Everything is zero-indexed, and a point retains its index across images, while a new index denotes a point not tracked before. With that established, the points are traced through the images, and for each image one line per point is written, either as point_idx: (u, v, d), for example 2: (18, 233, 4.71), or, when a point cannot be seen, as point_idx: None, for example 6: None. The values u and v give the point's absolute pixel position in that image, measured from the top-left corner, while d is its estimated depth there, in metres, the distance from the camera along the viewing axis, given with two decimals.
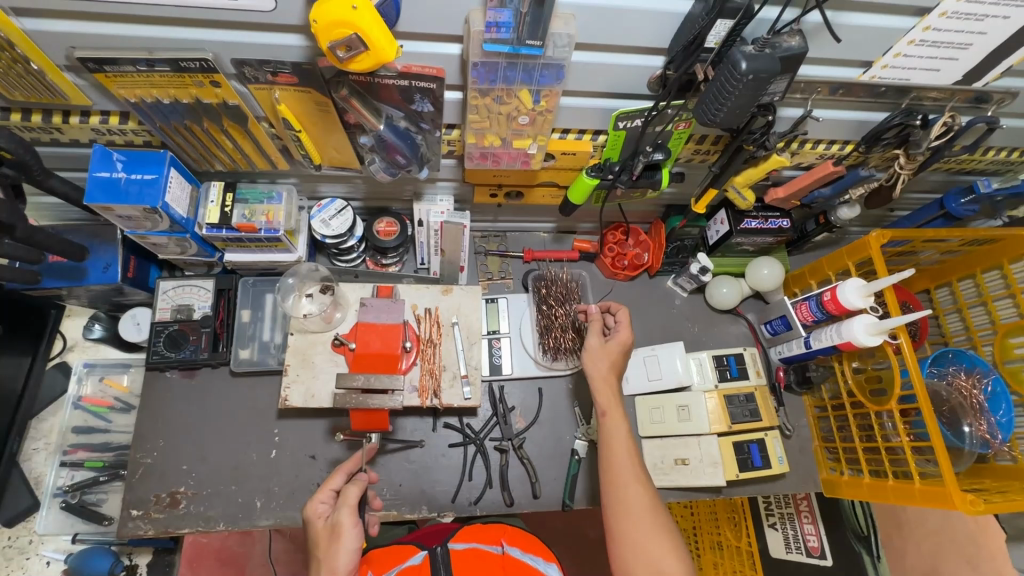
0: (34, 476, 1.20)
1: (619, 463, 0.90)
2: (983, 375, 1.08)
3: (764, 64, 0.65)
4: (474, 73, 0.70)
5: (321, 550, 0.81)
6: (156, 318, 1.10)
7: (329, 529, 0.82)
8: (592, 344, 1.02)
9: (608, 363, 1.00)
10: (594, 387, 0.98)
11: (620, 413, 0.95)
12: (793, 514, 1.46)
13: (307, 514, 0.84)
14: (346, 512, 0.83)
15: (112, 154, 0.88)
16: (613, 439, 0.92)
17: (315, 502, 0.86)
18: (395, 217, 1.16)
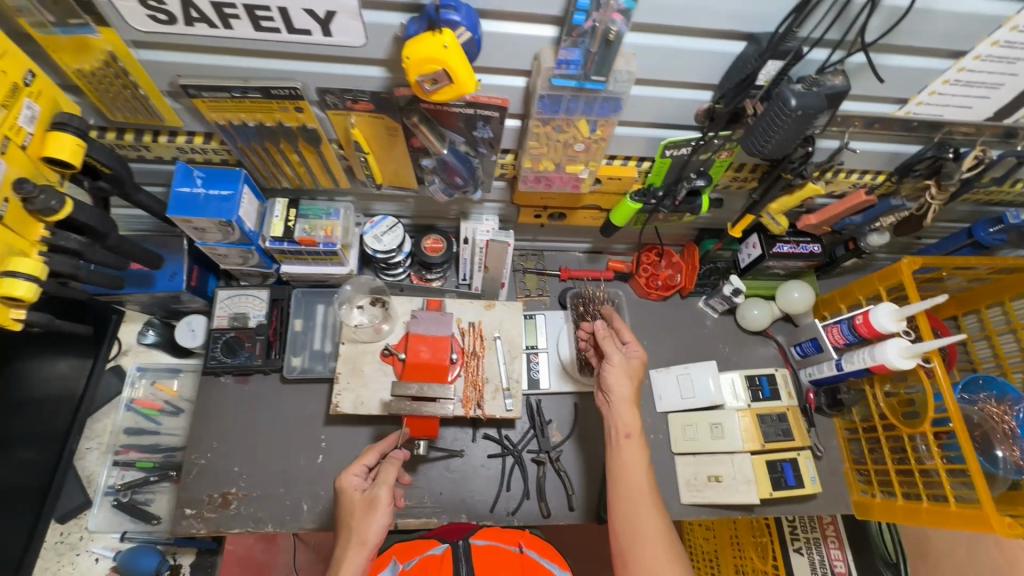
0: (86, 475, 1.25)
1: (638, 490, 0.86)
2: (1014, 403, 1.11)
3: (812, 101, 0.70)
4: (540, 104, 0.76)
5: (354, 518, 0.88)
6: (214, 325, 1.16)
7: (365, 502, 0.89)
8: (615, 358, 0.97)
9: (631, 381, 0.97)
10: (616, 406, 0.94)
11: (643, 437, 0.92)
12: (820, 539, 1.51)
13: (342, 484, 0.92)
14: (383, 488, 0.90)
15: (192, 171, 0.94)
16: (630, 464, 0.89)
17: (351, 475, 0.93)
18: (441, 235, 1.22)
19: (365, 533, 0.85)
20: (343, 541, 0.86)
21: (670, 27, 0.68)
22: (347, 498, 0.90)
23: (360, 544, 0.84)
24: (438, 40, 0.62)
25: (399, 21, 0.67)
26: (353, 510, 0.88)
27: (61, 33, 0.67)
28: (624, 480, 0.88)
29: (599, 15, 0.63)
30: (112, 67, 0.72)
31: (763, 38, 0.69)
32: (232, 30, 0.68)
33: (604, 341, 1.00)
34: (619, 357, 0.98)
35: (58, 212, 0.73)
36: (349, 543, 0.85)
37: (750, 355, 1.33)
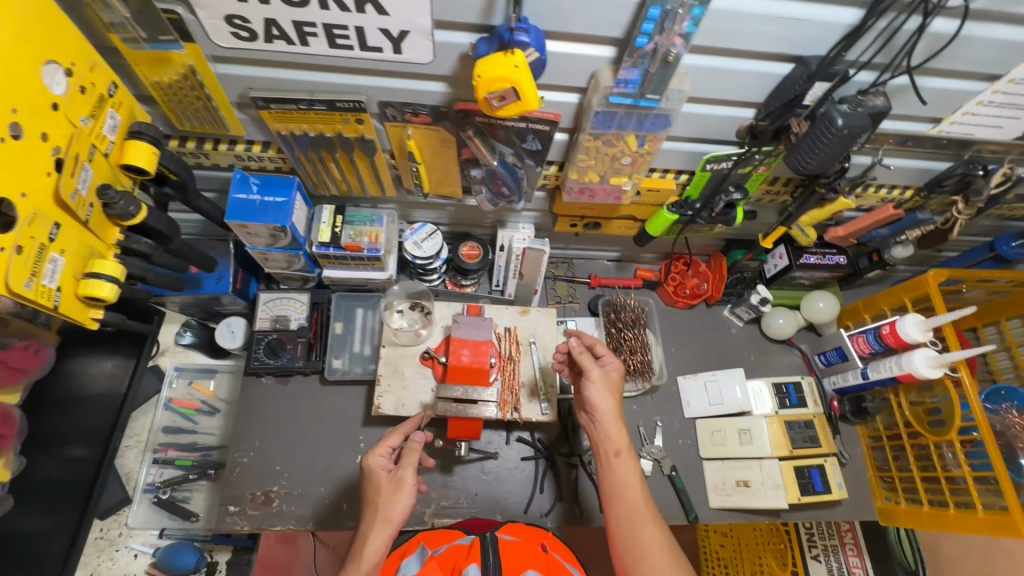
0: (125, 472, 1.28)
1: (636, 508, 0.86)
2: None
3: (858, 122, 0.74)
4: (594, 120, 0.80)
5: (381, 497, 0.90)
6: (257, 327, 1.18)
7: (392, 483, 0.92)
8: (596, 374, 0.93)
9: (613, 396, 0.93)
10: (603, 424, 0.91)
11: (632, 451, 0.90)
12: (838, 547, 1.52)
13: (368, 463, 0.94)
14: (409, 470, 0.93)
15: (248, 178, 0.98)
16: (624, 484, 0.88)
17: (377, 453, 0.95)
18: (478, 242, 1.25)
19: (390, 512, 0.89)
20: (367, 518, 0.89)
21: (722, 49, 0.72)
22: (371, 478, 0.93)
23: (386, 522, 0.88)
24: (509, 60, 0.66)
25: (468, 41, 0.71)
26: (380, 489, 0.91)
27: (150, 48, 0.70)
28: (621, 499, 0.87)
29: (661, 38, 0.67)
30: (190, 80, 0.76)
31: (811, 60, 0.73)
32: (308, 47, 0.72)
33: (579, 356, 0.95)
34: (600, 372, 0.93)
35: (135, 217, 0.76)
36: (373, 520, 0.88)
37: (775, 363, 1.36)
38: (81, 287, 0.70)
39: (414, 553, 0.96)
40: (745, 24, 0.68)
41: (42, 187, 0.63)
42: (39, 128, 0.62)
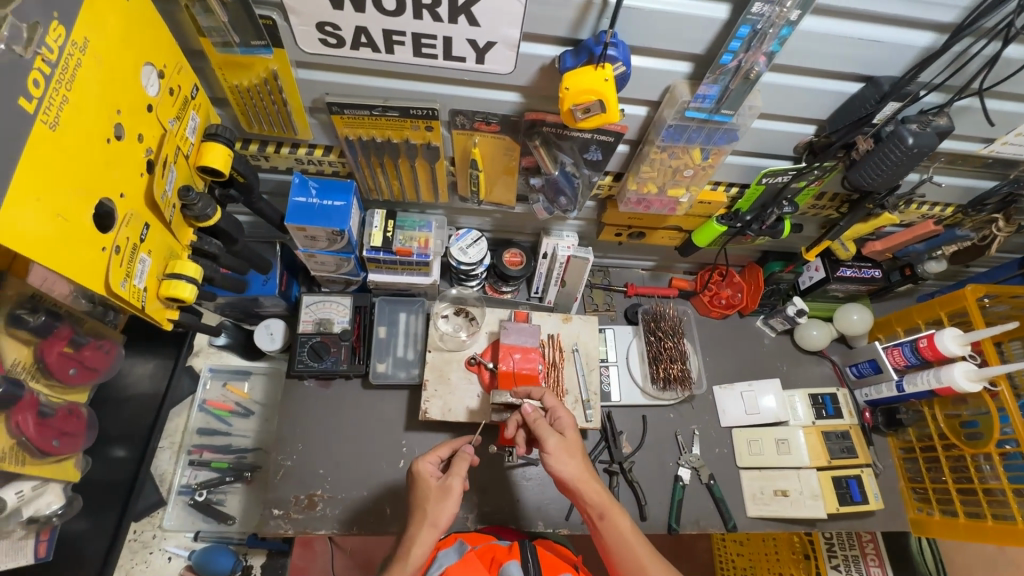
0: (159, 473, 1.27)
1: (640, 562, 0.80)
2: None
3: (926, 141, 0.77)
4: (665, 133, 0.82)
5: (428, 502, 0.86)
6: (300, 330, 1.17)
7: (439, 490, 0.87)
8: (550, 444, 0.86)
9: (577, 459, 0.86)
10: (576, 491, 0.84)
11: (617, 506, 0.84)
12: (859, 556, 1.47)
13: (416, 467, 0.91)
14: (458, 478, 0.88)
15: (307, 181, 0.98)
16: (624, 543, 0.82)
17: (425, 462, 0.92)
18: (520, 249, 1.25)
19: (437, 519, 0.84)
20: (415, 521, 0.85)
21: (798, 67, 0.75)
22: (421, 483, 0.89)
23: (433, 526, 0.84)
24: (600, 73, 0.67)
25: (552, 53, 0.73)
26: (429, 494, 0.87)
27: (240, 52, 0.71)
28: (622, 557, 0.81)
29: (746, 56, 0.68)
30: (270, 85, 0.77)
31: (883, 81, 0.75)
32: (393, 56, 0.73)
33: (535, 428, 0.88)
34: (555, 441, 0.86)
35: (210, 219, 0.77)
36: (421, 524, 0.84)
37: (810, 373, 1.36)
38: (163, 287, 0.72)
39: (451, 546, 0.93)
40: (824, 45, 0.70)
41: (136, 188, 0.65)
42: (137, 130, 0.63)
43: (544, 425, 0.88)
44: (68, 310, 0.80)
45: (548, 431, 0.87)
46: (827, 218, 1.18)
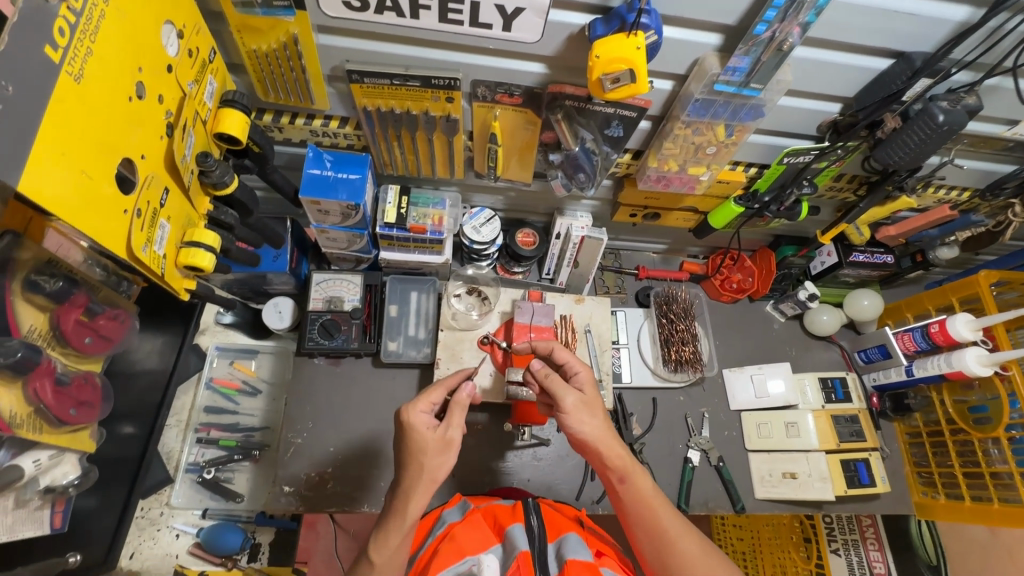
0: (166, 451, 1.27)
1: (659, 523, 0.78)
2: None
3: (957, 118, 0.76)
4: (691, 108, 0.81)
5: (427, 457, 0.78)
6: (310, 308, 1.15)
7: (439, 443, 0.79)
8: (570, 403, 0.83)
9: (598, 417, 0.84)
10: (596, 451, 0.82)
11: (638, 467, 0.82)
12: (858, 541, 1.50)
13: (407, 415, 0.80)
14: (459, 430, 0.81)
15: (322, 154, 0.97)
16: (643, 503, 0.80)
17: (415, 408, 0.81)
18: (533, 229, 1.23)
19: (436, 473, 0.78)
20: (407, 474, 0.77)
21: (832, 42, 0.74)
22: (413, 433, 0.79)
23: (431, 480, 0.77)
24: (632, 42, 0.65)
25: (582, 22, 0.71)
26: (425, 448, 0.78)
27: (260, 13, 0.70)
28: (641, 518, 0.79)
29: (780, 26, 0.67)
30: (289, 50, 0.75)
31: (915, 57, 0.74)
32: (418, 21, 0.71)
33: (552, 385, 0.84)
34: (575, 399, 0.83)
35: (227, 186, 0.77)
36: (416, 479, 0.77)
37: (819, 358, 1.36)
38: (182, 256, 0.72)
39: (456, 505, 0.90)
40: (858, 17, 0.69)
41: (156, 151, 0.64)
42: (157, 90, 0.61)
43: (561, 382, 0.85)
44: (83, 278, 0.78)
45: (567, 389, 0.84)
46: (843, 201, 1.17)
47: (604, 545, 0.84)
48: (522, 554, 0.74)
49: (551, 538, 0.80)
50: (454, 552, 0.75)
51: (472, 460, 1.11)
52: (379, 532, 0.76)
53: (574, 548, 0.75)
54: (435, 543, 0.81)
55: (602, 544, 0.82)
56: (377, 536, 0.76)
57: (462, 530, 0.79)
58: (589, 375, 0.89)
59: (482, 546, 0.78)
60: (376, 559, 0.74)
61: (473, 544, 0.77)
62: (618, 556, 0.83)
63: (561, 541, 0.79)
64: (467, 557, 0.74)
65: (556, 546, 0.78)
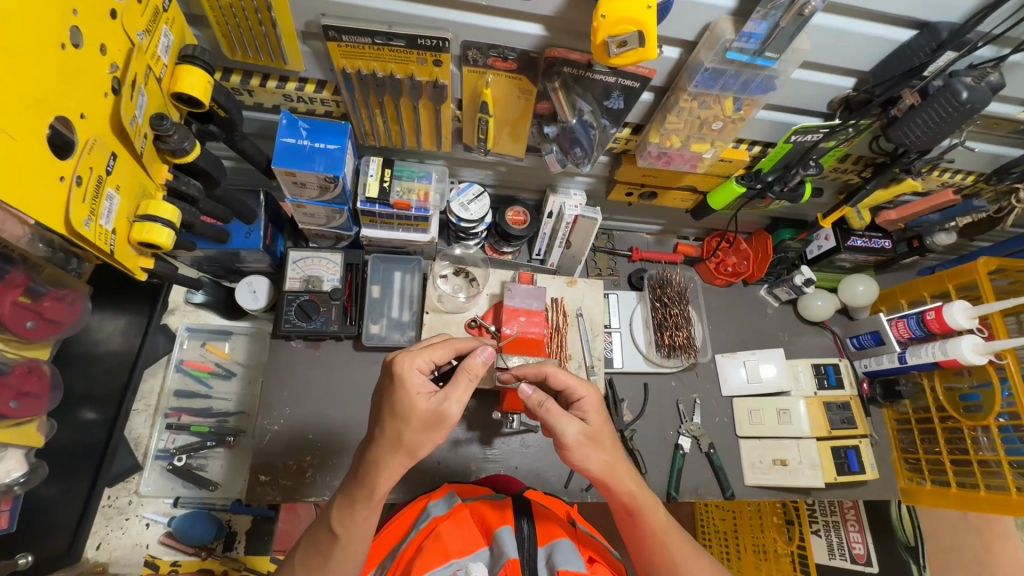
0: (134, 437, 1.20)
1: (670, 556, 0.77)
2: None
3: (981, 95, 0.72)
4: (700, 78, 0.75)
5: (410, 426, 0.69)
6: (286, 288, 1.08)
7: (431, 415, 0.70)
8: (572, 437, 0.76)
9: (605, 450, 0.78)
10: (603, 485, 0.78)
11: (651, 498, 0.79)
12: (839, 522, 1.49)
13: (403, 371, 0.71)
14: (457, 406, 0.71)
15: (296, 122, 0.89)
16: (654, 536, 0.78)
17: (414, 365, 0.72)
18: (524, 207, 1.17)
19: (415, 447, 0.70)
20: (384, 435, 0.70)
21: (853, 8, 0.68)
22: (403, 391, 0.70)
23: (407, 456, 0.70)
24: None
25: None
26: (413, 416, 0.69)
27: None
28: (650, 551, 0.78)
29: None
30: (256, 1, 0.67)
31: (941, 28, 0.69)
32: None
33: (551, 418, 0.77)
34: (578, 433, 0.77)
35: (187, 154, 0.69)
36: (393, 452, 0.70)
37: (812, 344, 1.34)
38: (135, 231, 0.65)
39: (441, 497, 0.85)
40: None
41: (100, 111, 0.57)
42: (99, 39, 0.55)
43: (563, 414, 0.77)
44: (24, 254, 0.70)
45: (569, 421, 0.77)
46: (845, 183, 1.13)
47: (596, 551, 0.80)
48: (511, 563, 0.69)
49: (542, 542, 0.76)
50: (439, 554, 0.71)
51: (457, 448, 1.07)
52: (345, 504, 0.71)
53: (566, 557, 0.71)
54: (418, 540, 0.76)
55: (594, 550, 0.79)
56: (342, 508, 0.71)
57: (448, 529, 0.75)
58: (595, 399, 0.80)
59: (469, 548, 0.73)
60: (339, 530, 0.70)
61: (460, 545, 0.73)
62: (611, 563, 0.80)
63: (552, 546, 0.74)
64: (452, 561, 0.71)
65: (546, 552, 0.74)
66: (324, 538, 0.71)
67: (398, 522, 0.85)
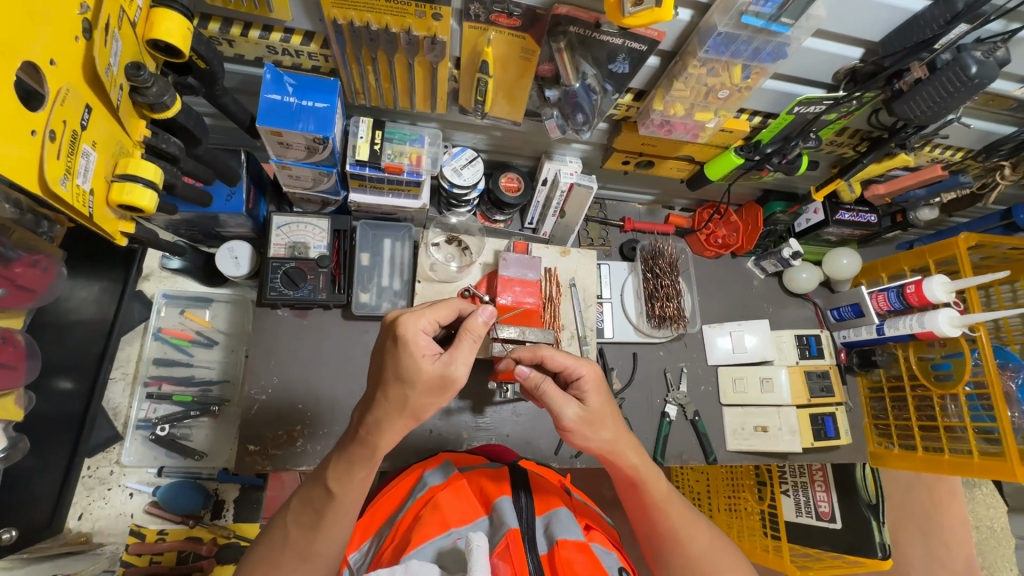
0: (113, 407, 1.17)
1: (671, 524, 0.79)
2: (1015, 370, 1.18)
3: (988, 71, 0.73)
4: (712, 42, 0.72)
5: (415, 390, 0.67)
6: (271, 255, 1.03)
7: (437, 380, 0.68)
8: (569, 420, 0.78)
9: (604, 430, 0.79)
10: (605, 461, 0.81)
11: (654, 468, 0.81)
12: (807, 482, 1.49)
13: (407, 334, 0.68)
14: (463, 367, 0.69)
15: (282, 77, 0.83)
16: (656, 505, 0.80)
17: (418, 327, 0.69)
18: (518, 173, 1.14)
19: (421, 410, 0.69)
20: (388, 397, 0.68)
21: None
22: (408, 355, 0.67)
23: (409, 420, 0.69)
24: None
25: None
26: (418, 380, 0.67)
27: None
28: (652, 520, 0.80)
29: None
30: None
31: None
32: None
33: (548, 400, 0.78)
34: (575, 415, 0.78)
35: (167, 109, 0.64)
36: (398, 414, 0.68)
37: (795, 316, 1.38)
38: (115, 191, 0.60)
39: (438, 467, 0.86)
40: None
41: (71, 56, 0.52)
42: None
43: (560, 396, 0.78)
44: None
45: (567, 403, 0.78)
46: (839, 156, 1.14)
47: (592, 518, 0.81)
48: (511, 533, 0.69)
49: (540, 512, 0.77)
50: (438, 524, 0.71)
51: (449, 417, 1.07)
52: (339, 463, 0.70)
53: (564, 527, 0.72)
54: (416, 509, 0.77)
55: (590, 518, 0.81)
56: (336, 466, 0.70)
57: (446, 498, 0.75)
58: (594, 376, 0.80)
59: (468, 517, 0.74)
60: (335, 488, 0.69)
61: (459, 515, 0.73)
62: (606, 529, 0.82)
63: (550, 516, 0.75)
64: (452, 530, 0.71)
65: (544, 521, 0.75)
66: (316, 496, 0.70)
67: (394, 491, 0.84)
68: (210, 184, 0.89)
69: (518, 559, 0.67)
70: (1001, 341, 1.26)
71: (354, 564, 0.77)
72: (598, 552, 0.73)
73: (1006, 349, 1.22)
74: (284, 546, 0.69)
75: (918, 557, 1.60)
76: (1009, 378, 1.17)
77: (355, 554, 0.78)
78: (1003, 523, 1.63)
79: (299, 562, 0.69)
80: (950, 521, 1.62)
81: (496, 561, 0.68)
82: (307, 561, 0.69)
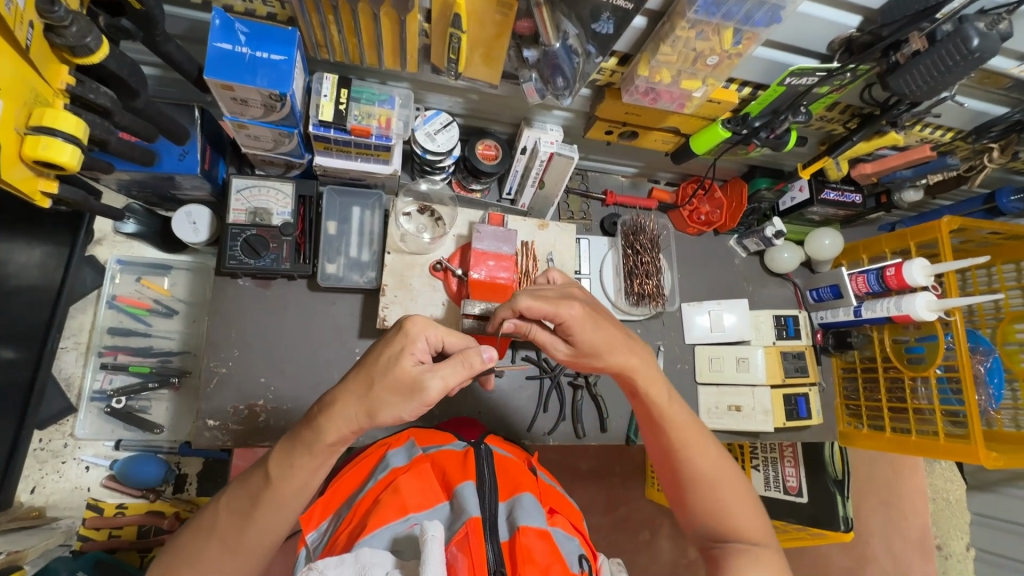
0: (66, 378, 1.12)
1: (674, 434, 0.78)
2: (985, 353, 1.18)
3: (991, 45, 0.69)
4: (701, 2, 0.67)
5: (382, 376, 0.65)
6: (230, 221, 0.97)
7: (409, 382, 0.64)
8: (562, 357, 0.80)
9: (601, 358, 0.77)
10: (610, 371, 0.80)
11: (662, 379, 0.79)
12: (777, 458, 1.48)
13: (411, 329, 0.66)
14: (439, 386, 0.64)
15: (233, 24, 0.75)
16: (660, 415, 0.79)
17: (424, 331, 0.67)
18: (496, 140, 1.07)
19: (378, 406, 0.64)
20: (357, 376, 0.66)
21: None
22: (397, 347, 0.65)
23: (366, 413, 0.65)
24: None
25: None
26: (391, 372, 0.64)
27: None
28: (657, 429, 0.80)
29: None
30: None
31: None
32: None
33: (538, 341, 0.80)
34: (566, 354, 0.79)
35: (91, 54, 0.58)
36: (353, 393, 0.65)
37: (773, 295, 1.37)
38: (28, 146, 0.57)
39: (402, 446, 0.83)
40: None
41: None
42: None
43: (549, 339, 0.79)
44: None
45: (555, 344, 0.79)
46: (828, 133, 1.10)
47: (559, 501, 0.80)
48: (472, 521, 0.67)
49: (504, 497, 0.75)
50: (396, 508, 0.69)
51: None
52: (288, 446, 0.67)
53: (527, 513, 0.70)
54: (376, 491, 0.74)
55: (555, 501, 0.79)
56: (289, 447, 0.67)
57: (407, 481, 0.73)
58: (576, 319, 0.75)
59: (428, 503, 0.72)
60: (279, 480, 0.66)
61: (418, 500, 0.71)
62: (570, 509, 0.81)
63: (513, 501, 0.74)
64: (409, 515, 0.69)
65: (507, 506, 0.74)
66: (256, 483, 0.67)
67: (354, 471, 0.82)
68: (155, 142, 0.82)
69: (476, 549, 0.65)
70: (974, 326, 1.26)
71: (311, 544, 0.74)
72: (560, 537, 0.72)
73: (973, 332, 1.22)
74: (212, 533, 0.67)
75: (877, 528, 1.64)
76: (978, 361, 1.17)
77: (313, 533, 0.75)
78: (959, 496, 1.65)
79: (225, 552, 0.66)
80: (911, 491, 1.69)
81: (454, 552, 0.66)
82: (235, 554, 0.67)
